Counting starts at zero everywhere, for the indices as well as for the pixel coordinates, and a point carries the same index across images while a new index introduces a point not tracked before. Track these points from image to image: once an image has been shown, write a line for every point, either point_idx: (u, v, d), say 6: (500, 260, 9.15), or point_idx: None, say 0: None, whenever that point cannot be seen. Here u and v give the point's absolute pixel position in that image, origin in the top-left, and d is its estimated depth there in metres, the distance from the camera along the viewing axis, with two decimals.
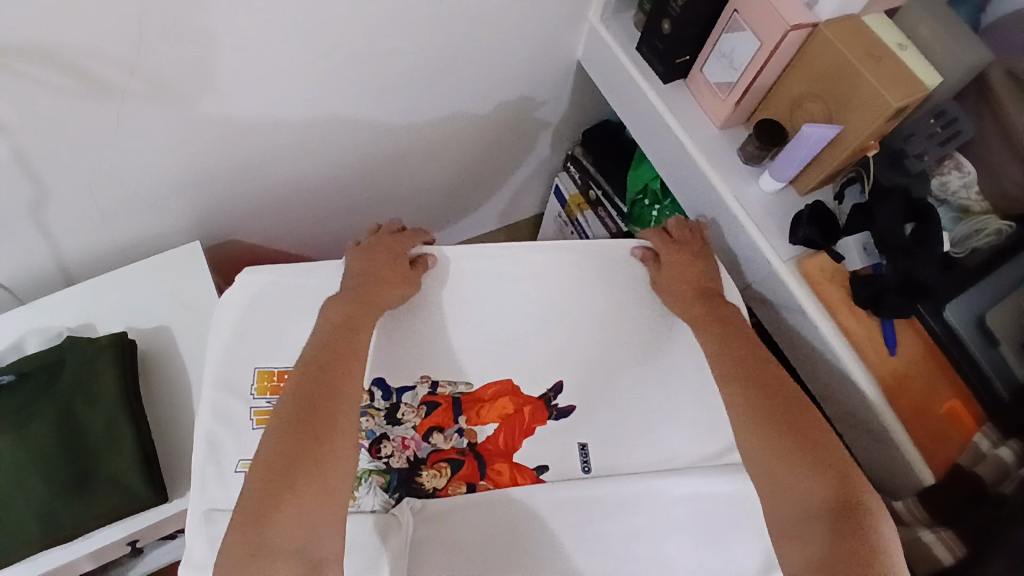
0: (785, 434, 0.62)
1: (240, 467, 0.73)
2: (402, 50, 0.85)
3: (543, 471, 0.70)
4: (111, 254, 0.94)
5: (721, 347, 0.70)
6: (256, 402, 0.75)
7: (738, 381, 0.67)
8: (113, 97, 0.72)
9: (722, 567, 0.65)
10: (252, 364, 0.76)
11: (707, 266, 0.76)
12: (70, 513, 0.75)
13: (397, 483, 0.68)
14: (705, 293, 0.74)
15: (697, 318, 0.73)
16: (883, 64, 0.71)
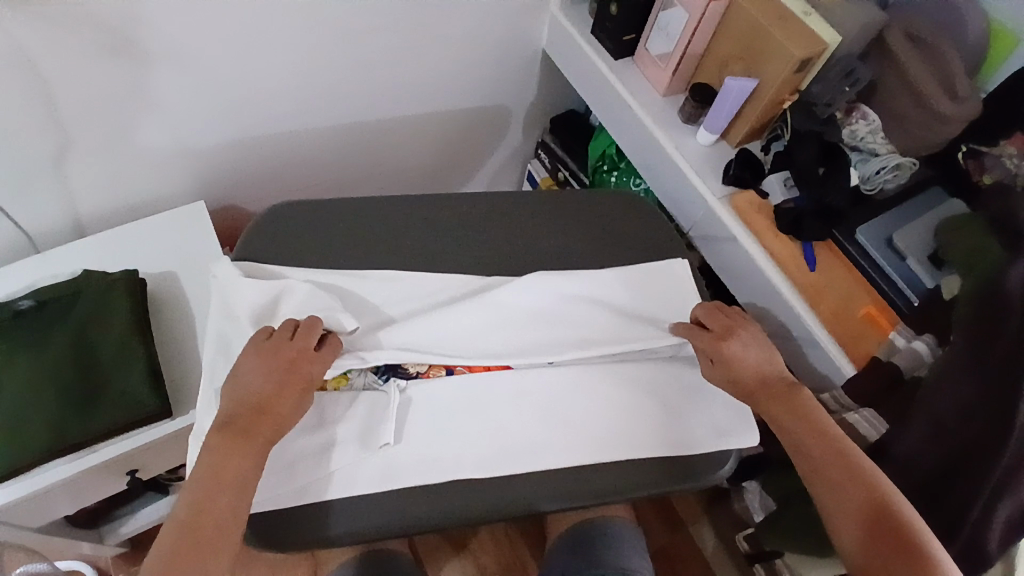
0: (838, 485, 0.66)
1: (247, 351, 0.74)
2: (386, 29, 0.98)
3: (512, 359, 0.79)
4: (126, 210, 1.04)
5: (785, 420, 0.72)
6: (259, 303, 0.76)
7: (800, 446, 0.70)
8: (137, 56, 0.83)
9: (662, 437, 0.76)
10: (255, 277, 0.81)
11: (757, 340, 0.77)
12: (81, 422, 0.82)
13: (384, 367, 0.76)
14: (767, 379, 0.74)
15: (759, 395, 0.74)
16: (788, 24, 0.85)
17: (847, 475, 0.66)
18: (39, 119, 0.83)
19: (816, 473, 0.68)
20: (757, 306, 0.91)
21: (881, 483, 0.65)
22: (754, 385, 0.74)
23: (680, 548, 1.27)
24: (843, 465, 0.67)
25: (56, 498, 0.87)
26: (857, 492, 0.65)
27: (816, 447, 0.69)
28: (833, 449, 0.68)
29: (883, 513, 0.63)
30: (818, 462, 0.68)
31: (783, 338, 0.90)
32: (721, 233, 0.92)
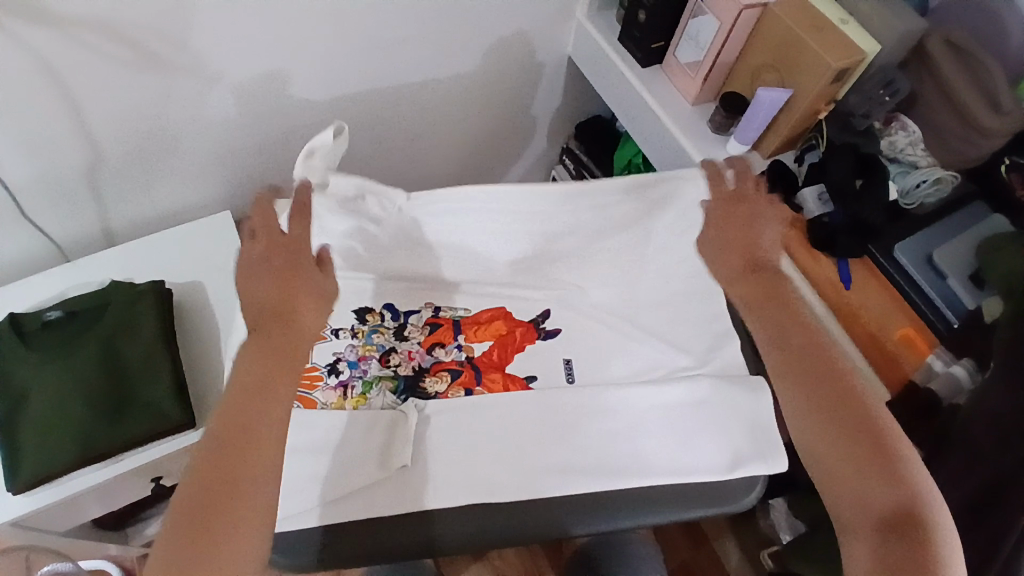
0: (834, 409, 0.62)
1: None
2: (410, 39, 0.98)
3: (531, 381, 0.80)
4: (155, 219, 1.05)
5: (780, 325, 0.66)
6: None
7: (791, 358, 0.64)
8: (164, 70, 0.83)
9: (687, 461, 0.74)
10: None
11: (760, 224, 0.70)
12: (108, 433, 0.84)
13: (403, 387, 0.77)
14: (754, 265, 0.69)
15: (745, 295, 0.68)
16: (824, 34, 0.82)
17: (878, 465, 0.59)
18: (69, 131, 0.84)
19: (837, 463, 0.61)
20: None
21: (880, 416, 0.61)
22: (749, 281, 0.68)
23: (703, 563, 1.25)
24: (877, 451, 0.60)
25: (85, 504, 0.89)
26: (888, 488, 0.59)
27: (812, 362, 0.64)
28: (824, 362, 0.64)
29: (878, 445, 0.60)
30: (844, 447, 0.61)
31: None
32: None
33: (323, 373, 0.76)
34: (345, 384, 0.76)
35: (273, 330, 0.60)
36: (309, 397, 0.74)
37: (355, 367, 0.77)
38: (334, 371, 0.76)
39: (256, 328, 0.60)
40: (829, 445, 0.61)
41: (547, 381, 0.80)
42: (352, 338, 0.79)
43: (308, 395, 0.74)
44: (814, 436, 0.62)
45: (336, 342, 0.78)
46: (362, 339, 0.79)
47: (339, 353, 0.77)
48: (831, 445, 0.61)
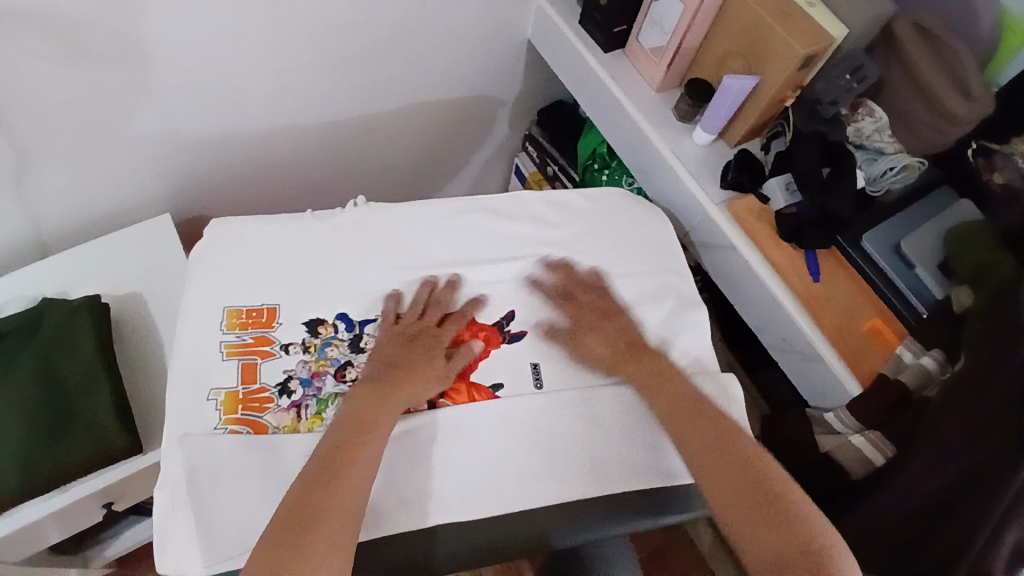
0: (711, 444, 0.67)
1: (212, 395, 0.71)
2: (361, 26, 0.92)
3: (498, 389, 0.75)
4: (91, 226, 0.98)
5: (654, 391, 0.72)
6: (226, 336, 0.74)
7: (679, 415, 0.70)
8: (89, 67, 0.76)
9: (660, 467, 0.72)
10: (222, 303, 0.76)
11: (615, 322, 0.78)
12: (47, 463, 0.79)
13: None
14: (630, 347, 0.76)
15: (636, 377, 0.74)
16: (791, 17, 0.79)
17: (763, 504, 0.61)
18: None
19: (727, 496, 0.63)
20: (756, 318, 0.87)
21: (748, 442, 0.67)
22: (626, 359, 0.75)
23: (677, 549, 1.26)
24: (757, 482, 0.63)
25: (32, 536, 0.83)
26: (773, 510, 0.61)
27: (686, 414, 0.70)
28: (697, 411, 0.70)
29: (752, 469, 0.64)
30: (726, 477, 0.64)
31: (783, 351, 0.86)
32: (718, 241, 0.87)
33: (274, 395, 0.72)
34: (298, 403, 0.72)
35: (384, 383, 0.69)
36: (259, 422, 0.70)
37: (309, 385, 0.73)
38: (286, 392, 0.72)
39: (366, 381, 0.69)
40: (720, 486, 0.64)
41: (513, 391, 0.75)
42: (303, 354, 0.75)
43: (258, 419, 0.70)
44: (703, 474, 0.65)
45: (287, 358, 0.74)
46: (314, 354, 0.75)
47: (291, 370, 0.74)
48: (717, 487, 0.64)
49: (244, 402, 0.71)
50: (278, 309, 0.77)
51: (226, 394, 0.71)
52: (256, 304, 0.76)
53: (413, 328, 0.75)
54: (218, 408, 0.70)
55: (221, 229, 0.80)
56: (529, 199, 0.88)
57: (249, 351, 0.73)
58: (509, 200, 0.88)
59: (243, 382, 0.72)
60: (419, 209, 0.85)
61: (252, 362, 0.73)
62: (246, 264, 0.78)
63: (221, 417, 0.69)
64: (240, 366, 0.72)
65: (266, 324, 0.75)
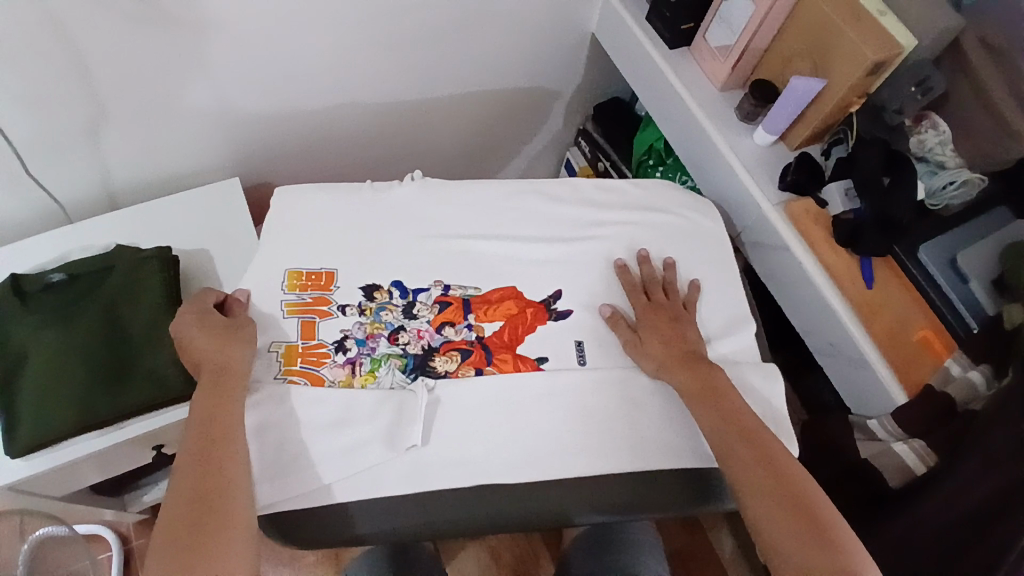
0: (745, 461, 0.65)
1: (271, 347, 0.74)
2: (430, 6, 0.94)
3: (542, 361, 0.76)
4: (158, 184, 1.03)
5: (693, 389, 0.71)
6: (287, 295, 0.77)
7: (716, 429, 0.68)
8: (173, 29, 0.80)
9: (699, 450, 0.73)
10: (282, 266, 0.79)
11: (686, 326, 0.77)
12: (107, 403, 0.82)
13: (412, 365, 0.75)
14: (690, 356, 0.74)
15: (684, 385, 0.72)
16: (863, 23, 0.79)
17: (805, 526, 0.60)
18: (75, 87, 0.81)
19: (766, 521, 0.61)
20: (804, 319, 0.88)
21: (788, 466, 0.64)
22: (674, 360, 0.74)
23: (697, 552, 1.26)
24: (794, 502, 0.61)
25: (81, 470, 0.87)
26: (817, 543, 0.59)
27: (723, 425, 0.68)
28: (737, 426, 0.68)
29: (790, 493, 0.62)
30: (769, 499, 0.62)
31: (829, 354, 0.86)
32: (772, 241, 0.88)
33: (331, 350, 0.75)
34: (353, 361, 0.74)
35: (218, 384, 0.66)
36: (316, 374, 0.73)
37: (363, 345, 0.76)
38: (342, 349, 0.75)
39: (207, 383, 0.66)
40: (760, 506, 0.62)
41: (556, 364, 0.76)
42: (359, 316, 0.77)
43: (316, 372, 0.73)
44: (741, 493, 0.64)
45: (343, 318, 0.77)
46: (369, 317, 0.77)
47: (346, 330, 0.76)
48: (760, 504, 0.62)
49: (303, 355, 0.74)
50: (335, 274, 0.79)
51: (285, 347, 0.74)
52: (316, 267, 0.79)
53: (198, 324, 0.71)
54: (278, 358, 0.73)
55: (287, 195, 0.84)
56: (580, 183, 0.91)
57: (309, 309, 0.77)
58: (562, 184, 0.91)
59: (301, 337, 0.75)
60: (477, 188, 0.88)
61: (310, 320, 0.76)
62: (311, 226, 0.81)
63: (281, 367, 0.73)
64: (300, 323, 0.76)
65: (325, 286, 0.78)
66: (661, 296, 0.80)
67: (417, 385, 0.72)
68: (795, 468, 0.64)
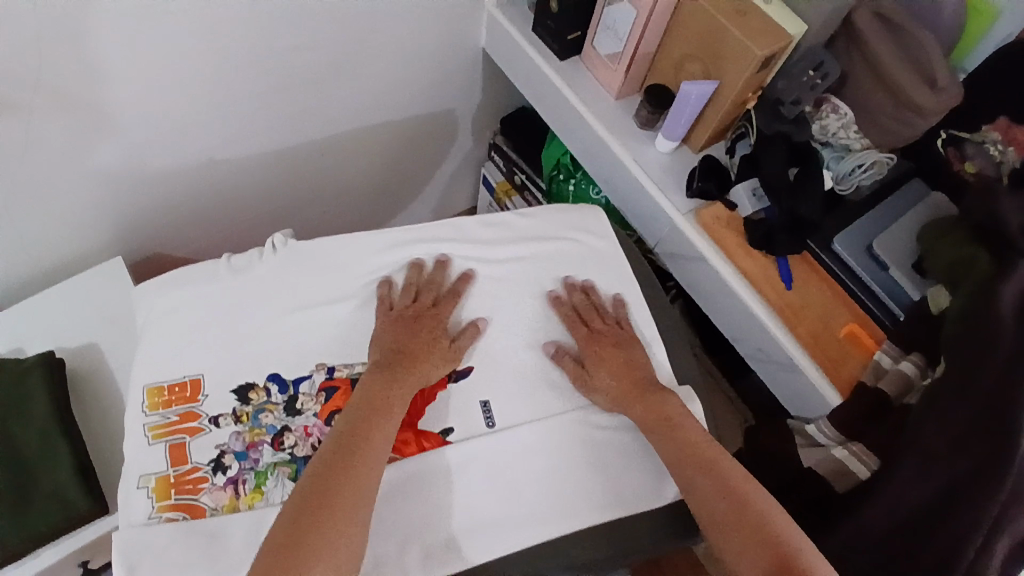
0: (699, 479, 0.64)
1: (141, 483, 0.67)
2: (304, 48, 0.88)
3: (448, 434, 0.72)
4: (39, 276, 0.94)
5: (648, 420, 0.70)
6: (149, 417, 0.70)
7: (673, 452, 0.67)
8: (13, 116, 0.72)
9: (637, 490, 0.70)
10: (140, 384, 0.72)
11: (633, 351, 0.76)
12: (10, 537, 0.75)
13: (303, 471, 0.68)
14: (646, 384, 0.73)
15: (641, 418, 0.70)
16: (747, 18, 0.76)
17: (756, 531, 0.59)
18: None
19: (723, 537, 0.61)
20: (732, 328, 0.85)
21: (734, 477, 0.64)
22: (633, 390, 0.72)
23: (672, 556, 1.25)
24: (746, 516, 0.61)
25: None
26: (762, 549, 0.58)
27: (679, 447, 0.67)
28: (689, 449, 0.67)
29: (744, 504, 0.61)
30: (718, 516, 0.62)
31: (761, 361, 0.84)
32: (689, 253, 0.85)
33: (208, 473, 0.68)
34: (235, 480, 0.67)
35: (398, 369, 0.70)
36: (195, 505, 0.66)
37: (244, 458, 0.69)
38: (220, 469, 0.68)
39: (386, 367, 0.70)
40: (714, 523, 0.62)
41: (465, 432, 0.72)
42: (235, 425, 0.70)
43: (194, 502, 0.66)
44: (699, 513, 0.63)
45: (218, 432, 0.70)
46: (247, 424, 0.70)
47: (223, 445, 0.69)
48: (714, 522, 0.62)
49: (176, 486, 0.67)
50: (202, 380, 0.72)
51: (156, 480, 0.67)
52: (178, 377, 0.72)
53: (406, 312, 0.75)
54: (150, 495, 0.66)
55: (147, 293, 0.76)
56: (461, 223, 0.85)
57: (176, 430, 0.70)
58: (442, 227, 0.84)
59: (172, 465, 0.68)
60: (355, 241, 0.81)
61: (180, 442, 0.69)
62: (193, 313, 0.75)
63: (153, 506, 0.66)
64: (168, 448, 0.69)
65: (190, 398, 0.71)
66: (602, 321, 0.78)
67: None
68: (749, 486, 0.63)
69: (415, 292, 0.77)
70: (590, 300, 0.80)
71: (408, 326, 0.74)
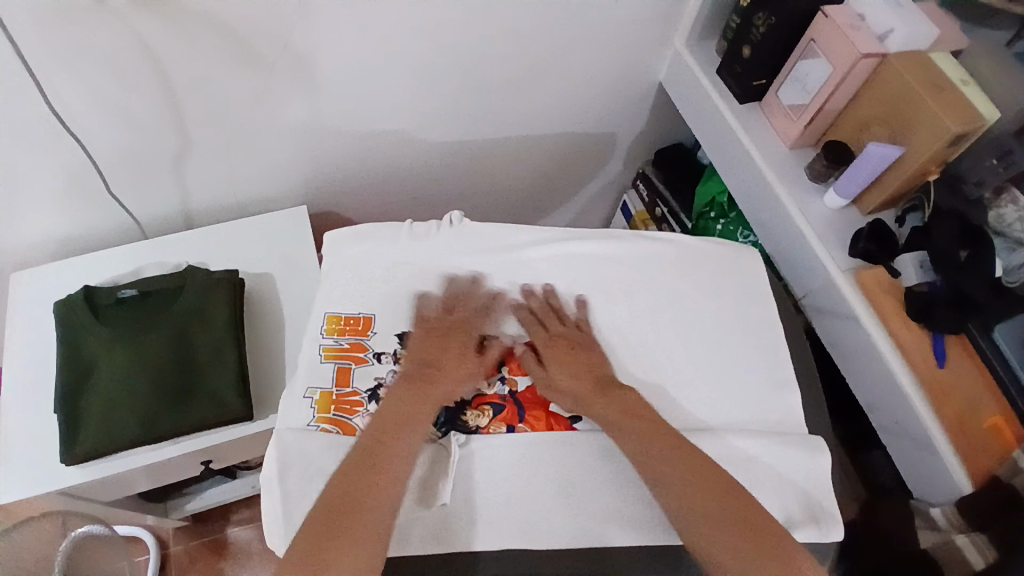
0: (709, 497, 0.65)
1: (307, 394, 0.74)
2: (506, 57, 0.97)
3: (577, 421, 0.75)
4: (229, 209, 1.06)
5: (637, 446, 0.69)
6: (325, 340, 0.78)
7: (680, 483, 0.67)
8: (264, 65, 0.83)
9: None
10: (322, 310, 0.80)
11: (590, 355, 0.77)
12: (172, 419, 0.85)
13: (443, 420, 0.73)
14: (602, 385, 0.74)
15: (613, 420, 0.71)
16: (945, 93, 0.77)
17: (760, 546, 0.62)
18: (165, 121, 0.86)
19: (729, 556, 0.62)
20: (869, 393, 0.86)
21: (742, 496, 0.66)
22: (591, 393, 0.74)
23: None
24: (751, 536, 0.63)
25: (141, 479, 0.89)
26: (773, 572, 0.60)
27: (682, 475, 0.67)
28: (703, 479, 0.67)
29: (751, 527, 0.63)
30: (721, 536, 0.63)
31: (895, 433, 0.84)
32: (840, 309, 0.87)
33: (364, 399, 0.74)
34: None
35: (422, 384, 0.72)
36: (348, 424, 0.73)
37: None
38: (375, 397, 0.74)
39: (409, 377, 0.73)
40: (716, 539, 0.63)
41: (594, 424, 0.75)
42: (393, 364, 0.77)
43: (348, 421, 0.73)
44: (697, 532, 0.64)
45: (378, 365, 0.76)
46: None
47: (382, 377, 0.76)
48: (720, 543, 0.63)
49: (337, 402, 0.74)
50: (373, 319, 0.79)
51: (321, 394, 0.74)
52: (354, 312, 0.80)
53: (444, 324, 0.78)
54: (313, 405, 0.74)
55: (337, 237, 0.85)
56: (622, 234, 0.89)
57: (345, 355, 0.77)
58: (604, 236, 0.88)
59: (336, 385, 0.75)
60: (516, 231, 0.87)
61: (347, 366, 0.76)
62: (374, 259, 0.83)
63: (314, 416, 0.73)
64: (336, 369, 0.76)
65: (362, 332, 0.79)
66: (558, 326, 0.79)
67: (449, 438, 0.72)
68: (753, 508, 0.65)
69: (446, 302, 0.80)
70: (549, 304, 0.81)
71: (443, 340, 0.76)
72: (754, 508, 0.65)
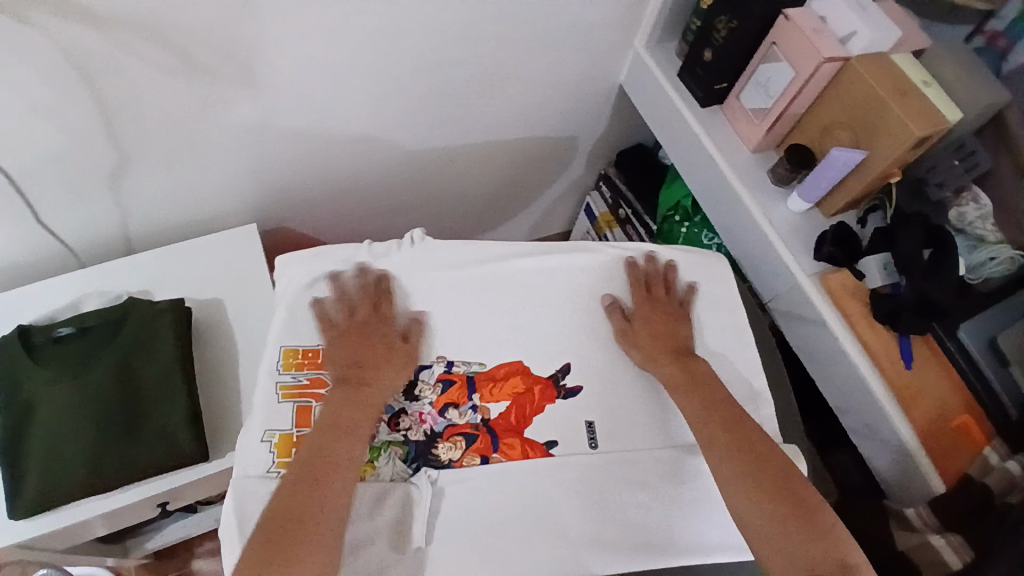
0: (761, 474, 0.64)
1: (265, 437, 0.70)
2: (464, 63, 0.93)
3: (553, 446, 0.72)
4: (175, 228, 1.00)
5: (701, 410, 0.70)
6: (282, 376, 0.73)
7: (733, 452, 0.66)
8: (207, 79, 0.78)
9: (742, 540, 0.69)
10: (278, 343, 0.75)
11: (678, 324, 0.78)
12: (120, 466, 0.80)
13: (414, 455, 0.71)
14: (677, 351, 0.75)
15: (670, 376, 0.73)
16: (909, 98, 0.76)
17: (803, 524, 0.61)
18: (100, 139, 0.79)
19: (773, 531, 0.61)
20: (838, 396, 0.86)
21: (794, 478, 0.64)
22: (670, 352, 0.75)
23: None
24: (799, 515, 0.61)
25: (90, 529, 0.83)
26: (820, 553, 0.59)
27: (737, 450, 0.66)
28: (752, 457, 0.66)
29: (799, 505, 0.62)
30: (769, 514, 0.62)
31: (865, 436, 0.84)
32: (808, 314, 0.86)
33: None
34: None
35: (359, 388, 0.70)
36: None
37: None
38: None
39: (343, 382, 0.70)
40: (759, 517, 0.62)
41: (569, 448, 0.73)
42: None
43: None
44: (749, 507, 0.63)
45: None
46: None
47: None
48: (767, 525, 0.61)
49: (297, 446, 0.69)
50: None
51: (279, 436, 0.70)
52: (312, 343, 0.76)
53: (354, 325, 0.75)
54: (271, 450, 0.69)
55: (289, 262, 0.80)
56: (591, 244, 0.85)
57: (304, 394, 0.73)
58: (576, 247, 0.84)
59: (295, 425, 0.71)
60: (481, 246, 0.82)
61: (306, 405, 0.72)
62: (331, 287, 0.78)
63: (273, 461, 0.68)
64: (295, 409, 0.72)
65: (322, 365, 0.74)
66: (661, 289, 0.80)
67: (420, 474, 0.69)
68: (803, 488, 0.64)
69: (347, 304, 0.76)
70: (664, 274, 0.82)
71: (358, 342, 0.73)
72: (804, 488, 0.64)
